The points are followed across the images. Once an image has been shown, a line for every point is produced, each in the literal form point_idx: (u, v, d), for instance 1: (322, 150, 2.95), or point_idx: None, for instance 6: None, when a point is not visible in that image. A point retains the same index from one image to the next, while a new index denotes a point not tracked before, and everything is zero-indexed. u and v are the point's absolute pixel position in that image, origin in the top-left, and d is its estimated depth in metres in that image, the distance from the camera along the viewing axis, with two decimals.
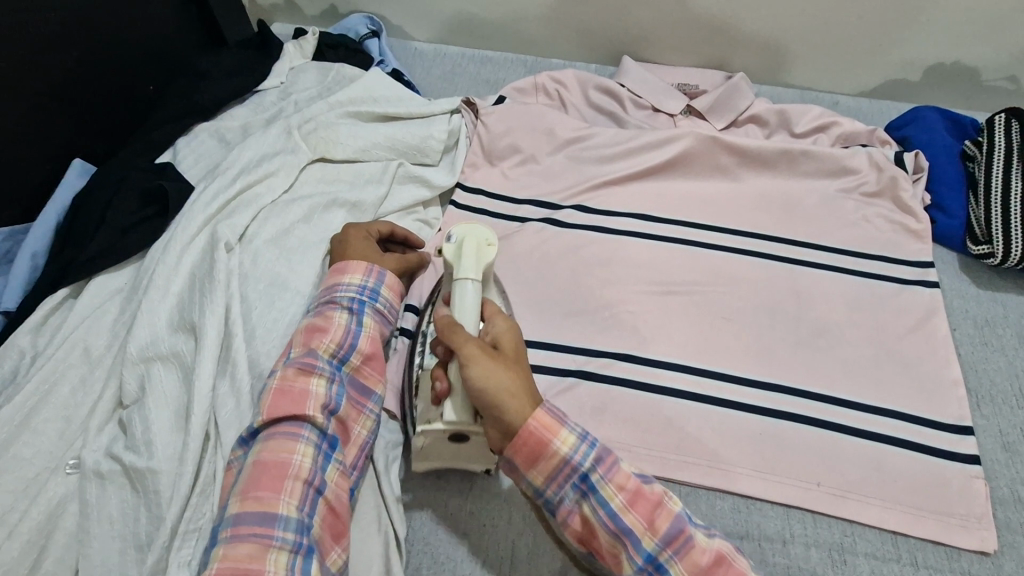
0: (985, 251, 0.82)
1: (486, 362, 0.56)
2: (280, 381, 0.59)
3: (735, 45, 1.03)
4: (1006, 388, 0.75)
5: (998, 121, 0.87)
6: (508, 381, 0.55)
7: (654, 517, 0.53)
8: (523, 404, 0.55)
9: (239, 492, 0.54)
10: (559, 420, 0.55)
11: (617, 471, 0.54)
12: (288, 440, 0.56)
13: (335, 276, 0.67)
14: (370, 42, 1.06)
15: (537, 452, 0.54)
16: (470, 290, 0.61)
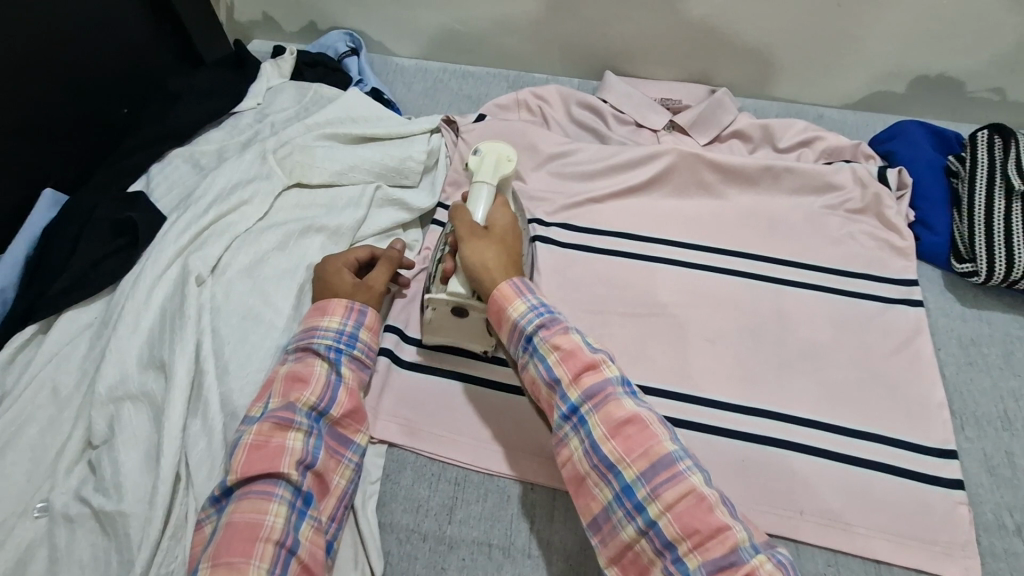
0: (968, 269, 0.81)
1: (475, 238, 0.67)
2: (254, 438, 0.57)
3: (718, 59, 1.02)
4: (990, 409, 0.74)
5: (980, 138, 0.85)
6: (491, 255, 0.65)
7: (580, 368, 0.58)
8: (501, 274, 0.64)
9: (210, 556, 0.52)
10: (520, 294, 0.63)
11: (582, 367, 0.58)
12: (261, 500, 0.54)
13: (314, 317, 0.66)
14: (349, 60, 1.05)
15: (501, 310, 0.63)
16: (482, 188, 0.74)
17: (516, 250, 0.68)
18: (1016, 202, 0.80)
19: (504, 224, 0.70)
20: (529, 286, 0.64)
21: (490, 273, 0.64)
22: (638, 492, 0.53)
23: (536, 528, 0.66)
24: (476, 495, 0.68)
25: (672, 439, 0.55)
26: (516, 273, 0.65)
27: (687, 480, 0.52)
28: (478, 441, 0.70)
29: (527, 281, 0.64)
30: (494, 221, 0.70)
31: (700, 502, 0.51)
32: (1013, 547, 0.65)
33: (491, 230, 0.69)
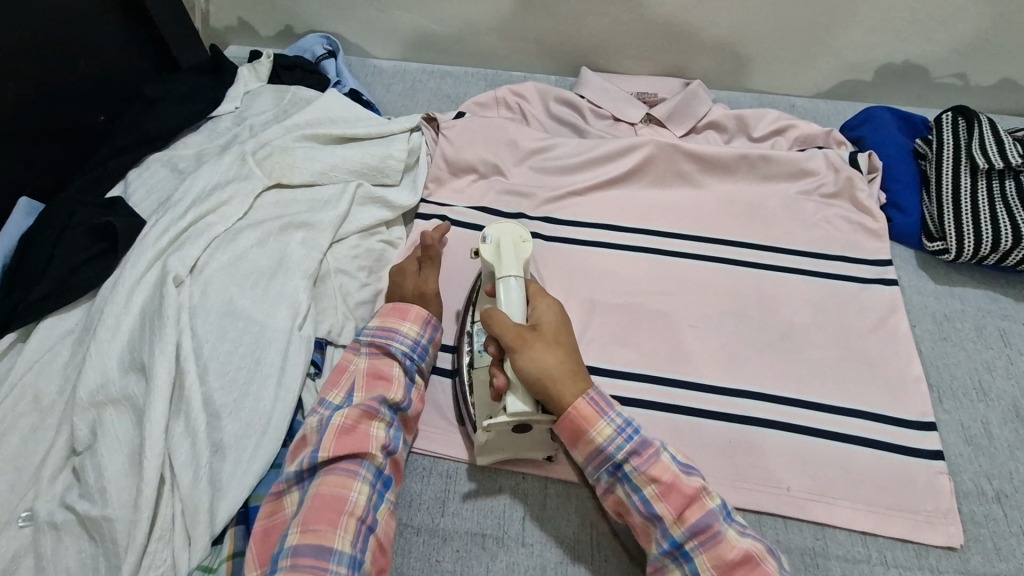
0: (939, 247, 0.83)
1: (536, 353, 0.60)
2: (343, 421, 0.60)
3: (691, 52, 1.04)
4: (966, 382, 0.76)
5: (945, 119, 0.88)
6: (555, 364, 0.60)
7: (682, 505, 0.56)
8: (569, 387, 0.59)
9: (298, 523, 0.55)
10: (603, 414, 0.59)
11: (684, 503, 0.56)
12: (346, 477, 0.58)
13: (394, 320, 0.68)
14: (327, 62, 1.05)
15: (578, 432, 0.59)
16: (509, 287, 0.63)
17: (579, 362, 0.62)
18: (981, 180, 0.83)
19: (562, 341, 0.63)
20: (611, 404, 0.60)
21: (557, 388, 0.59)
22: (631, 478, 0.58)
23: (529, 515, 0.66)
24: (468, 487, 0.68)
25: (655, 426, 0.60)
26: (584, 382, 0.60)
27: (672, 466, 0.57)
28: (471, 435, 0.71)
29: (607, 397, 0.60)
30: (542, 326, 0.63)
31: (683, 484, 0.57)
32: (992, 514, 0.67)
33: (541, 335, 0.62)
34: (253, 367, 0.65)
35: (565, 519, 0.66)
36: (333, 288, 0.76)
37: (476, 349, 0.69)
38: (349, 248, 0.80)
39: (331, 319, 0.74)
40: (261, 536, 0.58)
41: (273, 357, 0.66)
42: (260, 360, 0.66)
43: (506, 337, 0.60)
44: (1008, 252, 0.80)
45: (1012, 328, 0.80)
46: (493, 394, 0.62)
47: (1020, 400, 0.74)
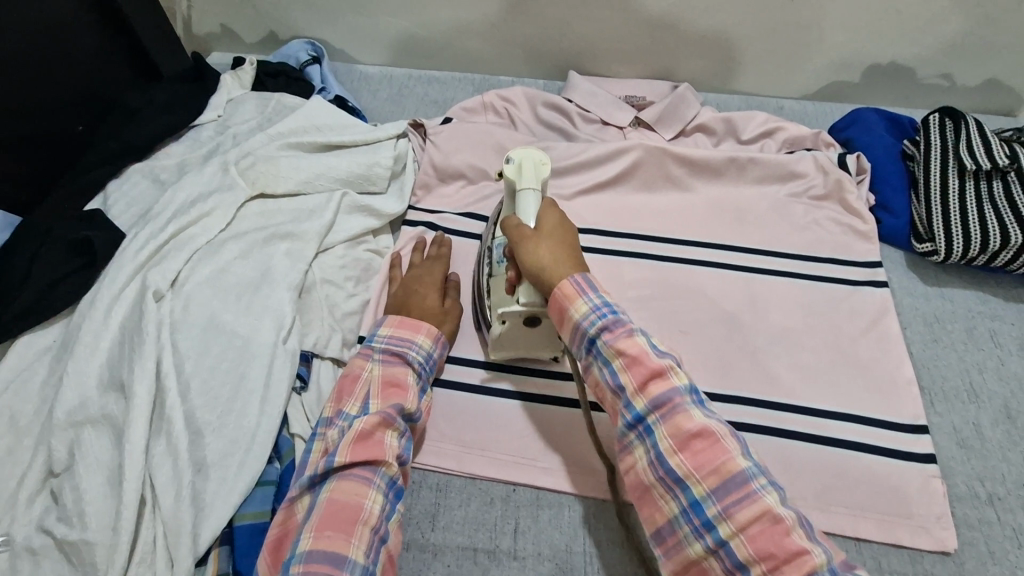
0: (928, 249, 0.83)
1: (534, 243, 0.63)
2: (361, 426, 0.59)
3: (679, 56, 1.04)
4: (957, 383, 0.76)
5: (932, 120, 0.87)
6: (550, 255, 0.62)
7: (645, 376, 0.55)
8: (563, 269, 0.61)
9: (311, 529, 0.54)
10: (581, 293, 0.59)
11: (647, 374, 0.55)
12: (360, 485, 0.57)
13: (408, 331, 0.68)
14: (311, 68, 1.04)
15: (561, 310, 0.60)
16: (527, 197, 0.67)
17: (580, 257, 0.64)
18: (968, 181, 0.83)
19: (564, 235, 0.65)
20: (593, 285, 0.60)
21: (551, 258, 0.62)
22: (707, 510, 0.50)
23: (521, 527, 0.65)
24: (458, 501, 0.67)
25: (744, 454, 0.52)
26: (577, 268, 0.62)
27: (760, 500, 0.48)
28: (461, 446, 0.69)
29: (591, 279, 0.60)
30: (544, 221, 0.65)
31: (775, 525, 0.47)
32: (986, 516, 0.67)
33: (544, 223, 0.65)
34: (237, 383, 0.64)
35: (558, 531, 0.65)
36: (319, 298, 0.74)
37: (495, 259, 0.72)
38: (336, 257, 0.78)
39: (316, 331, 0.72)
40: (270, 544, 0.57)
41: (258, 371, 0.65)
42: (244, 375, 0.65)
43: (517, 229, 0.65)
44: (997, 253, 0.80)
45: (1002, 329, 0.80)
46: (508, 286, 0.67)
47: (1011, 401, 0.74)
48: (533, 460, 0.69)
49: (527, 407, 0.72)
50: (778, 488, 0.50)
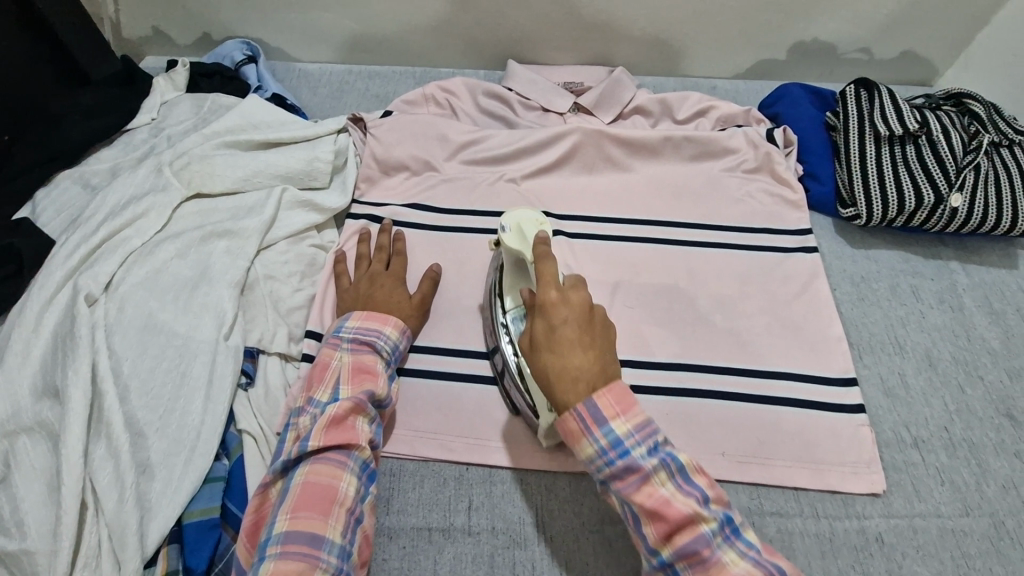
0: (851, 214, 0.87)
1: (544, 353, 0.56)
2: (334, 412, 0.60)
3: (613, 41, 1.06)
4: (883, 337, 0.80)
5: (849, 91, 0.91)
6: (577, 370, 0.55)
7: (668, 530, 0.52)
8: (571, 393, 0.55)
9: (287, 511, 0.55)
10: (590, 433, 0.54)
11: (671, 530, 0.52)
12: (335, 467, 0.58)
13: (376, 322, 0.69)
14: (247, 67, 1.03)
15: (568, 439, 0.56)
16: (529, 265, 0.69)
17: (602, 366, 0.56)
18: (884, 147, 0.87)
19: (572, 316, 0.57)
20: (599, 415, 0.54)
21: (561, 392, 0.55)
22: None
23: (474, 504, 0.67)
24: (412, 484, 0.68)
25: (710, 518, 0.52)
26: (585, 386, 0.55)
27: (724, 567, 0.50)
28: (413, 431, 0.70)
29: (597, 408, 0.54)
30: (556, 326, 0.57)
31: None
32: (911, 458, 0.71)
33: (547, 324, 0.57)
34: (178, 382, 0.64)
35: (510, 504, 0.67)
36: (262, 295, 0.74)
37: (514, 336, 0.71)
38: (278, 254, 0.78)
39: (260, 328, 0.72)
40: (248, 529, 0.57)
41: (200, 370, 0.65)
42: (185, 375, 0.64)
43: (529, 333, 0.59)
44: (913, 213, 0.85)
45: (922, 285, 0.85)
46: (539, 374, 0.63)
47: (932, 351, 0.79)
48: (485, 438, 0.70)
49: (477, 389, 0.73)
50: (736, 543, 0.52)
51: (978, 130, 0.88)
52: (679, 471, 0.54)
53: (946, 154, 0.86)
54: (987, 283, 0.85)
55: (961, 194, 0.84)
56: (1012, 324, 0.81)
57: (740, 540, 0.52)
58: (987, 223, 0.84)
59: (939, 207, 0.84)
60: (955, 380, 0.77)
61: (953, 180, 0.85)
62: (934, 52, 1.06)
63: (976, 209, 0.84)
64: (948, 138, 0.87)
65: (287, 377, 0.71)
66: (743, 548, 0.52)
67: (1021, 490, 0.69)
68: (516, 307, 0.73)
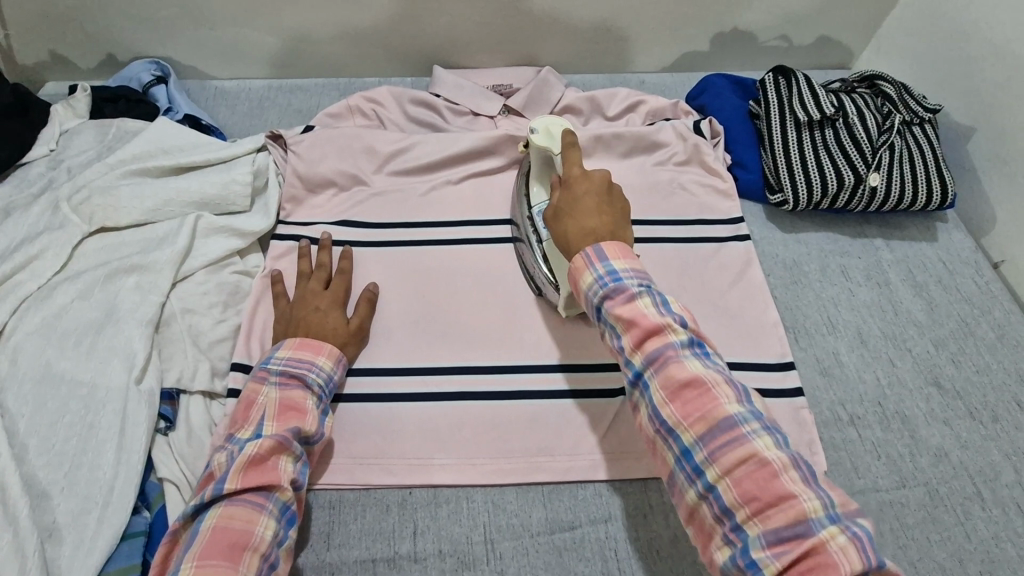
0: (779, 199, 0.88)
1: (563, 217, 0.66)
2: (256, 450, 0.56)
3: (538, 41, 1.05)
4: (817, 319, 0.81)
5: (768, 80, 0.93)
6: (594, 217, 0.65)
7: (691, 407, 0.52)
8: (582, 243, 0.63)
9: (192, 558, 0.51)
10: (591, 267, 0.60)
11: (695, 404, 0.52)
12: (252, 511, 0.54)
13: (309, 352, 0.66)
14: (156, 89, 0.97)
15: (575, 281, 0.61)
16: (559, 165, 0.75)
17: (610, 225, 0.64)
18: (805, 132, 0.89)
19: (592, 189, 0.68)
20: (602, 255, 0.60)
21: (575, 244, 0.63)
22: (697, 455, 0.51)
23: (420, 528, 0.65)
24: (353, 515, 0.65)
25: (738, 403, 0.52)
26: (594, 237, 0.63)
27: (749, 445, 0.50)
28: (352, 458, 0.68)
29: (602, 249, 0.60)
30: (578, 193, 0.68)
31: (762, 467, 0.49)
32: (848, 436, 0.72)
33: (568, 196, 0.68)
34: (84, 436, 0.60)
35: (457, 523, 0.65)
36: (179, 331, 0.70)
37: (540, 228, 0.78)
38: (196, 285, 0.74)
39: (179, 366, 0.68)
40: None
41: (109, 419, 0.61)
42: (93, 425, 0.60)
43: (553, 205, 0.69)
44: (836, 195, 0.87)
45: (851, 264, 0.87)
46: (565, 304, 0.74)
47: (862, 328, 0.81)
48: (428, 457, 0.68)
49: (417, 407, 0.71)
50: (772, 433, 0.51)
51: (891, 110, 0.91)
52: (698, 348, 0.56)
53: (862, 135, 0.88)
54: (910, 257, 0.88)
55: (878, 173, 0.87)
56: (935, 296, 0.84)
57: (769, 428, 0.51)
58: (905, 199, 0.87)
59: (860, 186, 0.86)
60: (886, 355, 0.79)
61: (870, 160, 0.87)
62: (849, 36, 1.09)
63: (893, 187, 0.87)
64: (863, 120, 0.89)
65: (212, 416, 0.67)
66: (764, 427, 0.51)
67: (951, 457, 0.71)
68: (541, 202, 0.80)
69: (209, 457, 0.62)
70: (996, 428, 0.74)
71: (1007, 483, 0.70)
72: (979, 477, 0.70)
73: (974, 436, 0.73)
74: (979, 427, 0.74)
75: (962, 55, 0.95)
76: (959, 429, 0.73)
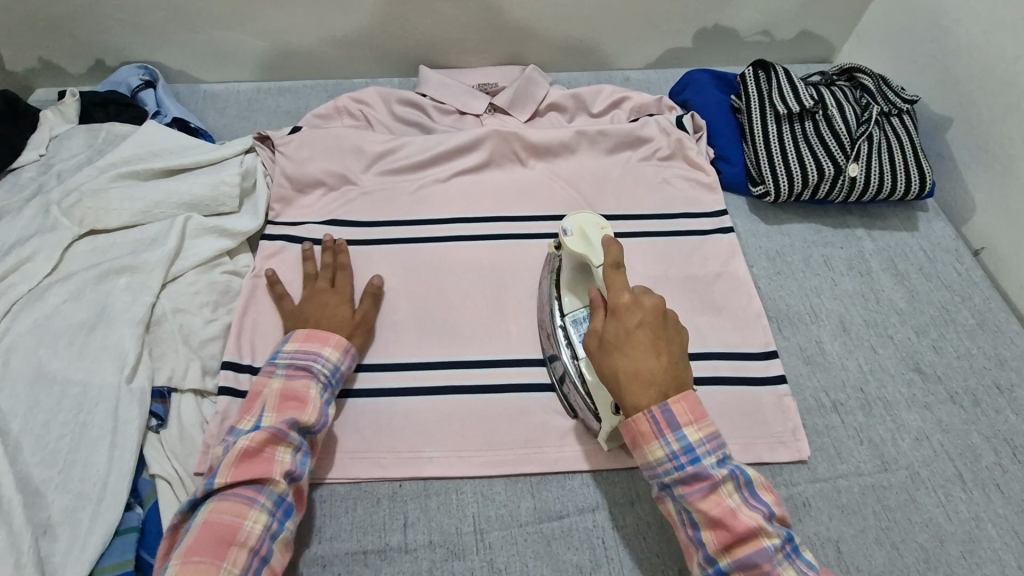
0: (761, 191, 0.90)
1: (613, 351, 0.58)
2: (247, 444, 0.58)
3: (523, 40, 1.06)
4: (800, 308, 0.83)
5: (749, 73, 0.94)
6: (648, 360, 0.57)
7: (687, 474, 0.56)
8: (641, 395, 0.57)
9: (183, 552, 0.53)
10: (659, 434, 0.56)
11: (690, 471, 0.56)
12: (242, 505, 0.56)
13: (315, 344, 0.67)
14: (144, 93, 0.98)
15: (636, 442, 0.58)
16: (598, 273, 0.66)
17: (672, 370, 0.58)
18: (785, 125, 0.90)
19: (645, 319, 0.59)
20: (674, 423, 0.56)
21: (632, 394, 0.57)
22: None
23: (411, 520, 0.66)
24: (344, 508, 0.66)
25: (777, 537, 0.54)
26: (654, 388, 0.57)
27: (733, 513, 0.54)
28: (343, 452, 0.69)
29: (672, 414, 0.56)
30: (626, 325, 0.58)
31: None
32: (831, 422, 0.74)
33: (616, 325, 0.59)
34: (78, 434, 0.61)
35: (447, 516, 0.66)
36: (171, 330, 0.71)
37: (574, 341, 0.70)
38: (187, 285, 0.75)
39: (171, 364, 0.69)
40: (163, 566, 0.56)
41: (102, 418, 0.62)
42: (86, 423, 0.61)
43: (595, 331, 0.61)
44: (817, 186, 0.88)
45: (833, 254, 0.88)
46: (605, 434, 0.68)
47: (845, 316, 0.82)
48: (418, 451, 0.69)
49: (407, 402, 0.72)
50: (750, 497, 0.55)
51: (870, 102, 0.92)
52: (748, 488, 0.56)
53: (841, 127, 0.90)
54: (891, 246, 0.89)
55: (857, 164, 0.88)
56: (916, 284, 0.86)
57: (751, 494, 0.56)
58: (885, 189, 0.89)
59: (839, 177, 0.88)
60: (868, 343, 0.80)
61: (849, 151, 0.89)
62: (830, 30, 1.11)
63: (873, 177, 0.88)
64: (842, 112, 0.91)
65: (204, 414, 0.68)
66: (802, 568, 0.54)
67: (932, 441, 0.73)
68: (574, 310, 0.72)
69: (201, 454, 0.64)
70: (976, 412, 0.75)
71: (986, 465, 0.71)
72: (959, 460, 0.71)
73: (955, 420, 0.74)
74: (959, 411, 0.75)
75: (939, 46, 0.96)
76: (940, 413, 0.75)
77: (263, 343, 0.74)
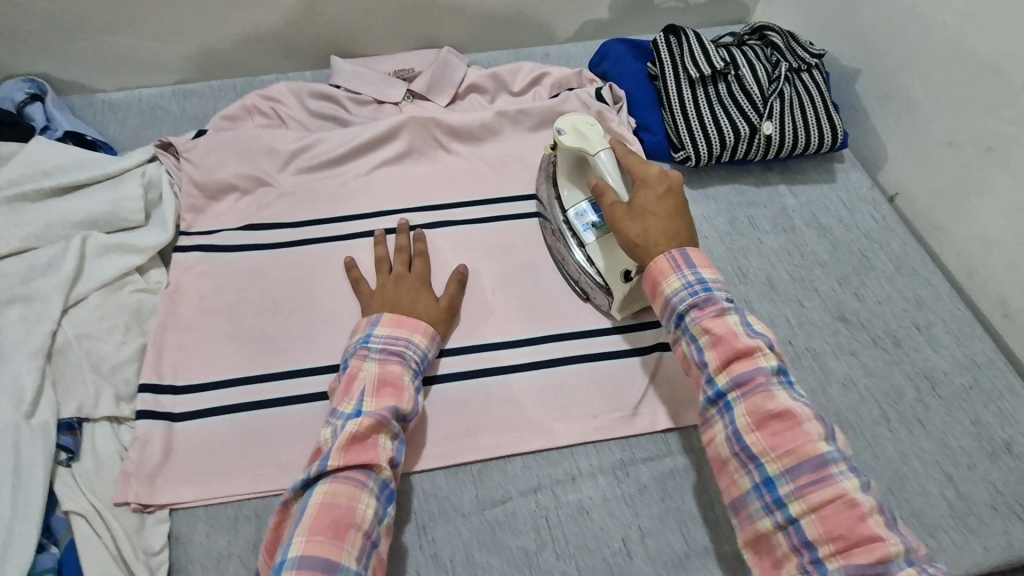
0: (683, 156, 0.90)
1: (639, 219, 0.65)
2: (355, 429, 0.57)
3: (435, 22, 1.03)
4: (728, 269, 0.84)
5: (660, 40, 0.94)
6: (665, 226, 0.64)
7: (811, 484, 0.51)
8: (664, 244, 0.63)
9: (302, 532, 0.52)
10: (678, 271, 0.61)
11: (818, 487, 0.51)
12: (355, 488, 0.55)
13: (405, 330, 0.67)
14: (31, 108, 0.91)
15: (657, 287, 0.62)
16: (600, 158, 0.71)
17: (687, 228, 0.64)
18: (699, 89, 0.91)
19: (660, 190, 0.66)
20: (691, 263, 0.61)
21: (655, 247, 0.63)
22: (780, 487, 0.53)
23: None
24: None
25: (887, 528, 0.49)
26: (677, 241, 0.63)
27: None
28: (276, 464, 0.66)
29: (688, 253, 0.62)
30: (648, 203, 0.65)
31: (852, 509, 0.50)
32: None
33: (643, 196, 0.66)
34: None
35: None
36: (76, 359, 0.67)
37: (579, 229, 0.78)
38: (91, 309, 0.71)
39: (78, 395, 0.65)
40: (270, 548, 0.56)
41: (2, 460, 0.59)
42: None
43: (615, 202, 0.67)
44: (734, 146, 0.89)
45: (758, 213, 0.89)
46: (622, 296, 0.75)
47: (772, 273, 0.84)
48: None
49: None
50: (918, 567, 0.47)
51: (779, 59, 0.94)
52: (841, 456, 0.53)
53: (753, 87, 0.91)
54: (812, 201, 0.91)
55: (771, 121, 0.89)
56: (837, 235, 0.88)
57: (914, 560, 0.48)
58: (800, 144, 0.90)
59: (755, 136, 0.89)
60: (795, 297, 0.82)
61: (762, 110, 0.90)
62: None
63: (787, 133, 0.89)
64: (753, 72, 0.92)
65: (122, 442, 0.66)
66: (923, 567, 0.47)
67: (858, 384, 0.75)
68: (574, 203, 0.79)
69: (120, 486, 0.62)
70: (897, 352, 0.78)
71: (909, 403, 0.74)
72: (885, 401, 0.74)
73: (878, 362, 0.77)
74: (882, 353, 0.78)
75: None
76: (865, 357, 0.77)
77: (185, 360, 0.71)
